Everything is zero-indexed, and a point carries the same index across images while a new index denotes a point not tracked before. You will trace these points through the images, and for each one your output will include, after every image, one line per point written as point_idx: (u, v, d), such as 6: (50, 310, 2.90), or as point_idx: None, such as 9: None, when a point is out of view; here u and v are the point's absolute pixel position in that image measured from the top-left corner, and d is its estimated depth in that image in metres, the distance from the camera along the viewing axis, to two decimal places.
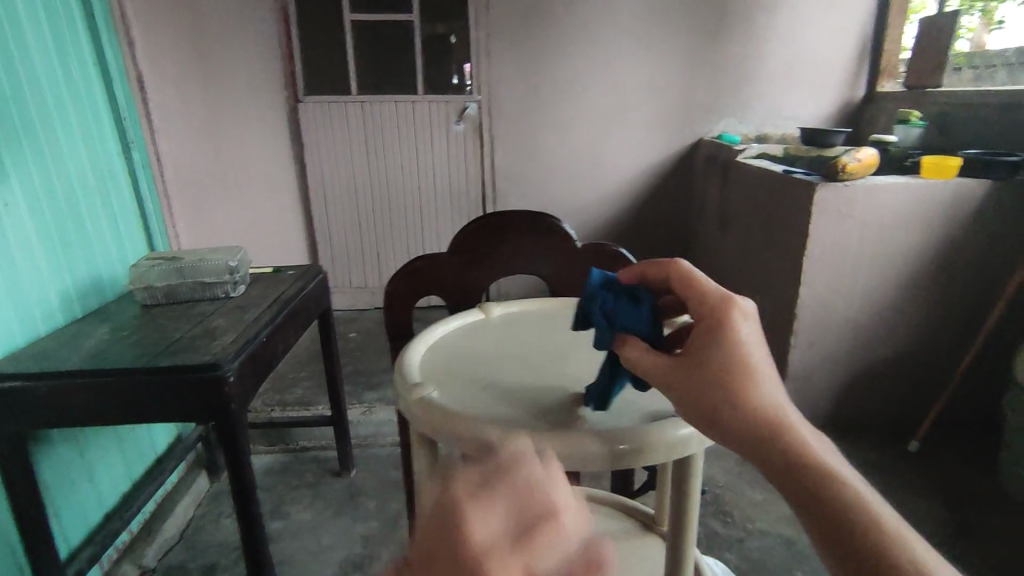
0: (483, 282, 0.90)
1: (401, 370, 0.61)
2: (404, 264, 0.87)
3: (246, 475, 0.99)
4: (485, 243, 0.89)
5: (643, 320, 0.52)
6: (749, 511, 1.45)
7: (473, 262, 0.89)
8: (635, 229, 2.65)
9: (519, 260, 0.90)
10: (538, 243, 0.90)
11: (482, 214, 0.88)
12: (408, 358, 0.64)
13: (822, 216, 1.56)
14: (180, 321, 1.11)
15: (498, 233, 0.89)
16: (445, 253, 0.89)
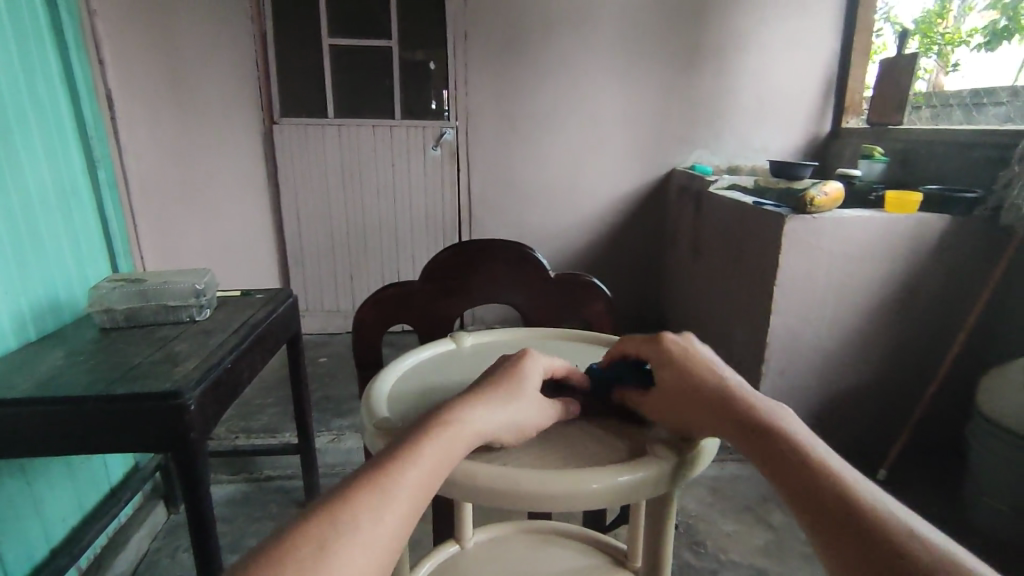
0: (455, 312, 0.89)
1: (371, 403, 0.57)
2: (375, 290, 0.86)
3: (204, 508, 0.94)
4: (458, 272, 0.88)
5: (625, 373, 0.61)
6: (722, 542, 1.45)
7: (447, 291, 0.88)
8: (610, 255, 2.67)
9: (493, 289, 0.89)
10: (512, 273, 0.89)
11: (456, 243, 0.88)
12: (377, 390, 0.60)
13: (791, 247, 1.59)
14: (140, 345, 1.07)
15: (473, 262, 0.88)
16: (417, 280, 0.88)
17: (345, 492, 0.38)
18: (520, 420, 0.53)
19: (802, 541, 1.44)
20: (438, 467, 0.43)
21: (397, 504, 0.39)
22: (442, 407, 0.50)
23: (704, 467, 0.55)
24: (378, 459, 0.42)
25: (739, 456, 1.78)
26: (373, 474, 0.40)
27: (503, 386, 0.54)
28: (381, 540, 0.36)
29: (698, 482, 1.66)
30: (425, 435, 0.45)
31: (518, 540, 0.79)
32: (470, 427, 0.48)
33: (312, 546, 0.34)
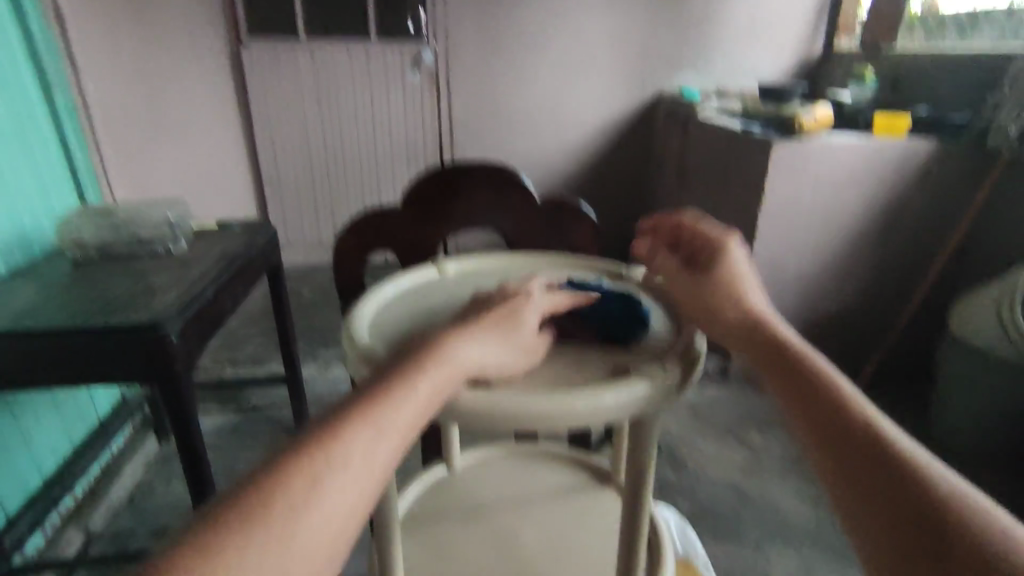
0: (438, 239, 0.88)
1: (350, 324, 0.57)
2: (353, 217, 0.84)
3: (194, 438, 0.95)
4: (439, 197, 0.86)
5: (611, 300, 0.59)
6: (701, 459, 1.51)
7: (428, 218, 0.87)
8: (595, 184, 2.63)
9: (475, 215, 0.88)
10: (497, 200, 0.87)
11: (436, 167, 0.85)
12: (357, 312, 0.59)
13: (778, 173, 1.58)
14: (115, 278, 1.04)
15: (456, 189, 0.86)
16: (397, 207, 0.86)
17: (335, 422, 0.38)
18: (519, 350, 0.50)
19: (776, 458, 1.51)
20: (432, 400, 0.42)
21: (387, 439, 0.38)
22: (438, 332, 0.47)
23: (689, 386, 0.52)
24: (372, 387, 0.41)
25: (719, 380, 1.83)
26: (363, 405, 0.39)
27: (500, 317, 0.50)
28: (371, 476, 0.36)
29: (679, 405, 1.71)
30: (419, 364, 0.43)
31: (504, 463, 0.80)
32: (465, 357, 0.45)
33: (301, 479, 0.34)
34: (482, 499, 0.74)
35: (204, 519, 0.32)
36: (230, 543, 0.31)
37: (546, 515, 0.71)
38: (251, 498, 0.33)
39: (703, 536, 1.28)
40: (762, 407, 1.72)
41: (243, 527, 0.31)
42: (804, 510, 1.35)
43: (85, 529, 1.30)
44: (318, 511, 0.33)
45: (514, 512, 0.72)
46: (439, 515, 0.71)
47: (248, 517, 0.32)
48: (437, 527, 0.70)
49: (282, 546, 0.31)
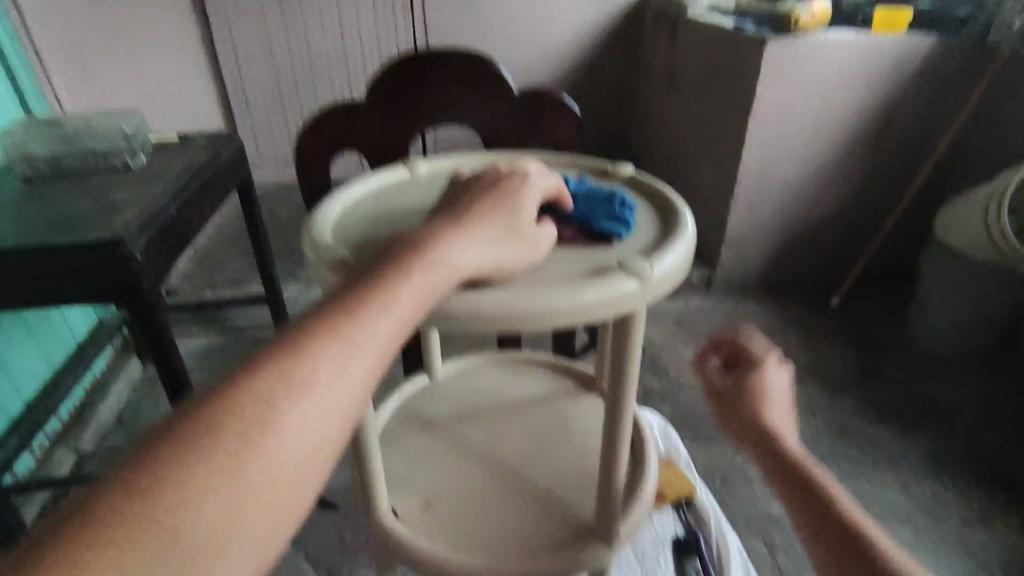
0: (407, 137, 0.83)
1: (314, 224, 0.53)
2: (313, 114, 0.79)
3: (172, 357, 0.93)
4: (407, 90, 0.81)
5: (586, 207, 0.55)
6: (684, 366, 1.54)
7: (395, 113, 0.82)
8: (579, 91, 2.51)
9: (445, 109, 0.83)
10: (469, 90, 0.82)
11: (401, 56, 0.80)
12: (321, 214, 0.55)
13: (770, 73, 1.51)
14: (71, 194, 0.98)
15: (423, 79, 0.81)
16: (361, 102, 0.81)
17: (299, 333, 0.33)
18: (511, 252, 0.45)
19: None
20: (414, 311, 0.37)
21: (361, 353, 0.33)
22: (420, 233, 0.41)
23: (673, 285, 0.50)
24: (344, 295, 0.36)
25: (704, 291, 1.84)
26: (333, 316, 0.34)
27: (491, 208, 0.45)
28: (342, 395, 0.32)
29: (663, 315, 1.72)
30: (398, 270, 0.38)
31: (488, 371, 0.80)
32: (449, 261, 0.40)
33: (259, 398, 0.29)
34: (465, 406, 0.74)
35: (145, 445, 0.28)
36: (174, 470, 0.26)
37: (530, 420, 0.71)
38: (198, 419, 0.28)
39: (685, 439, 1.32)
40: (745, 315, 1.74)
41: (188, 453, 0.27)
42: None
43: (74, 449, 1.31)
44: (279, 434, 0.29)
45: (497, 418, 0.72)
46: (421, 423, 0.71)
47: (194, 440, 0.27)
48: (420, 435, 0.69)
49: (235, 474, 0.27)
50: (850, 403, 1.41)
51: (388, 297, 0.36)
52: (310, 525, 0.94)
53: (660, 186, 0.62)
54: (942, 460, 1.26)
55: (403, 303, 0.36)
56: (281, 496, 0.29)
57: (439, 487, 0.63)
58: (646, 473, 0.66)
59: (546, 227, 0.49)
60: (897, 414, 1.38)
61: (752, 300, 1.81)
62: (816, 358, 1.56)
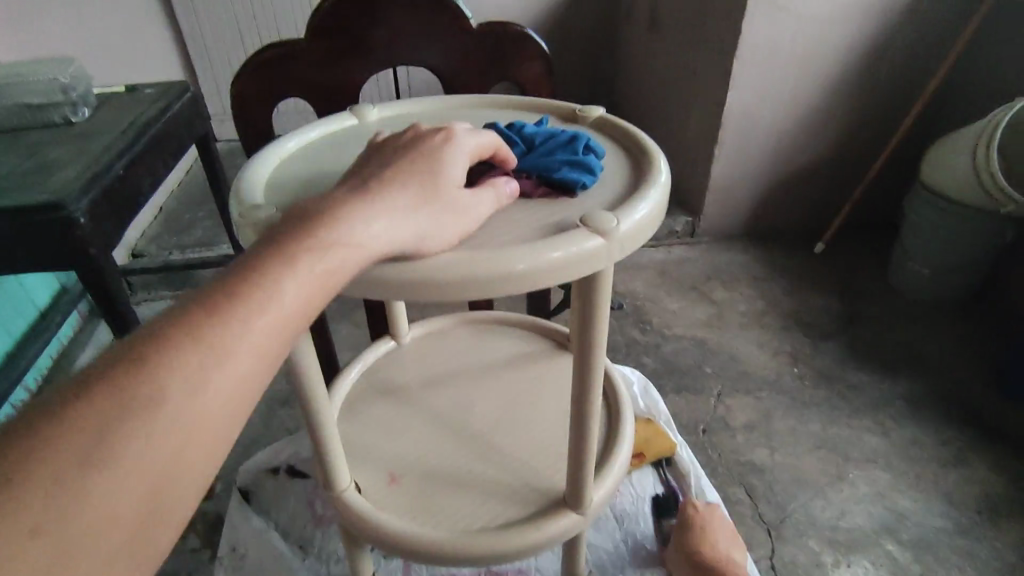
0: (357, 79, 0.77)
1: (241, 186, 0.48)
2: (252, 55, 0.72)
3: (129, 325, 0.88)
4: (354, 26, 0.74)
5: (545, 158, 0.50)
6: (667, 318, 1.52)
7: (343, 52, 0.75)
8: (559, 32, 2.40)
9: (397, 46, 0.77)
10: (423, 23, 0.76)
11: None
12: (251, 170, 0.50)
13: (757, 8, 1.42)
14: (4, 154, 0.90)
15: (372, 12, 0.74)
16: (304, 40, 0.73)
17: (152, 341, 0.28)
18: (438, 224, 0.39)
19: (740, 313, 1.52)
20: (302, 306, 0.33)
21: (229, 363, 0.29)
22: (318, 209, 0.36)
23: (645, 239, 0.46)
24: (212, 288, 0.31)
25: (688, 240, 1.80)
26: (195, 317, 0.30)
27: (410, 176, 0.40)
28: (203, 417, 0.29)
29: (646, 267, 1.69)
30: (282, 258, 0.33)
31: (457, 333, 0.76)
32: (348, 240, 0.35)
33: (99, 423, 0.26)
34: (434, 371, 0.71)
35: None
36: None
37: (501, 384, 0.69)
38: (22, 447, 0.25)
39: (667, 391, 1.31)
40: (728, 264, 1.71)
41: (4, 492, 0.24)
42: (765, 361, 1.38)
43: None
44: (121, 467, 0.26)
45: (468, 383, 0.69)
46: (388, 390, 0.68)
47: (11, 478, 0.24)
48: (386, 403, 0.66)
49: (67, 517, 0.24)
50: (831, 350, 1.41)
51: (276, 287, 0.32)
52: (286, 490, 0.93)
53: (631, 129, 0.57)
54: (920, 403, 1.27)
55: (294, 293, 0.32)
56: (128, 532, 0.26)
57: (405, 458, 0.61)
58: (620, 437, 0.63)
59: (488, 195, 0.44)
60: (878, 359, 1.38)
61: (736, 248, 1.78)
62: (799, 306, 1.55)
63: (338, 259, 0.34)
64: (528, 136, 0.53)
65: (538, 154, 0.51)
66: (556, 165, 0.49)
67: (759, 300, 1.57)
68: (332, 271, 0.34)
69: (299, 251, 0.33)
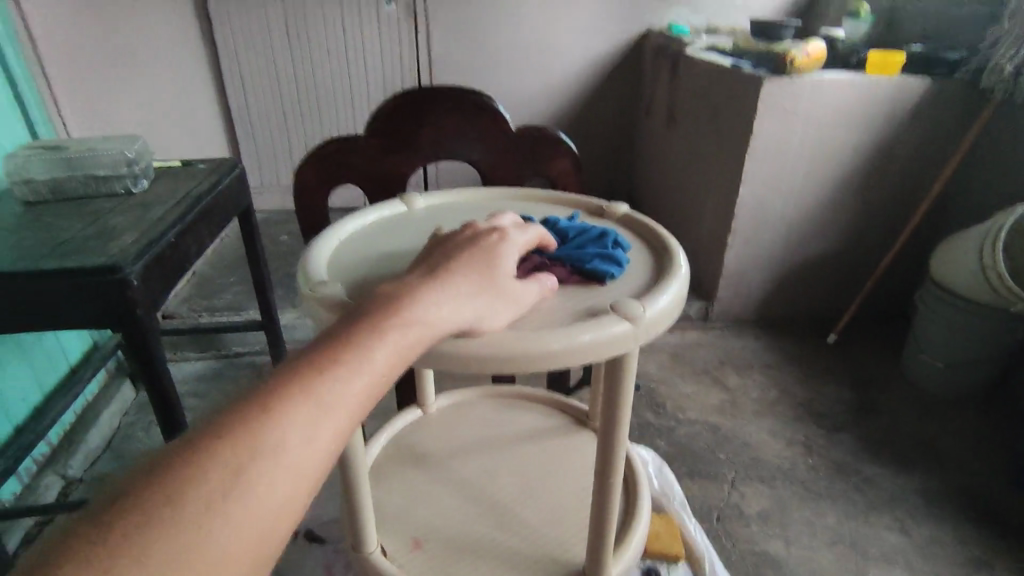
0: (405, 171, 0.85)
1: (306, 264, 0.53)
2: (314, 148, 0.80)
3: (164, 385, 0.92)
4: (407, 125, 0.83)
5: (576, 251, 0.55)
6: (680, 402, 1.53)
7: (394, 147, 0.83)
8: (580, 125, 2.55)
9: (445, 144, 0.84)
10: (467, 125, 0.84)
11: (402, 91, 0.81)
12: (315, 250, 0.56)
13: (768, 111, 1.53)
14: (70, 219, 0.98)
15: (422, 113, 0.82)
16: (361, 136, 0.82)
17: (266, 395, 0.31)
18: (492, 309, 0.44)
19: (754, 399, 1.53)
20: (389, 373, 0.35)
21: (332, 419, 0.32)
22: (399, 289, 0.40)
23: (668, 324, 0.50)
24: (314, 352, 0.34)
25: (701, 324, 1.83)
26: (301, 376, 0.32)
27: (470, 262, 0.44)
28: (307, 465, 0.30)
29: (660, 350, 1.71)
30: (373, 329, 0.36)
31: (480, 406, 0.79)
32: (423, 317, 0.38)
33: (224, 467, 0.28)
34: (457, 441, 0.73)
35: (93, 512, 0.26)
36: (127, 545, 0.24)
37: (522, 456, 0.71)
38: (158, 484, 0.27)
39: (680, 475, 1.30)
40: (741, 350, 1.73)
41: (146, 525, 0.25)
42: (779, 449, 1.38)
43: (61, 475, 1.29)
44: (238, 510, 0.27)
45: (489, 453, 0.71)
46: (413, 459, 0.70)
47: (150, 515, 0.25)
48: (411, 472, 0.69)
49: (192, 556, 0.26)
50: (846, 441, 1.40)
51: (368, 355, 0.34)
52: (298, 557, 0.93)
53: (653, 227, 0.63)
54: (939, 500, 1.25)
55: (381, 362, 0.35)
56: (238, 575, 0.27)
57: (430, 526, 0.62)
58: (637, 518, 0.65)
59: (534, 284, 0.48)
60: (894, 452, 1.37)
61: (749, 334, 1.81)
62: (813, 396, 1.55)
63: (415, 335, 0.37)
64: (560, 232, 0.58)
65: (569, 247, 0.56)
66: (586, 258, 0.55)
67: (772, 387, 1.58)
68: (411, 345, 0.37)
69: (385, 326, 0.36)
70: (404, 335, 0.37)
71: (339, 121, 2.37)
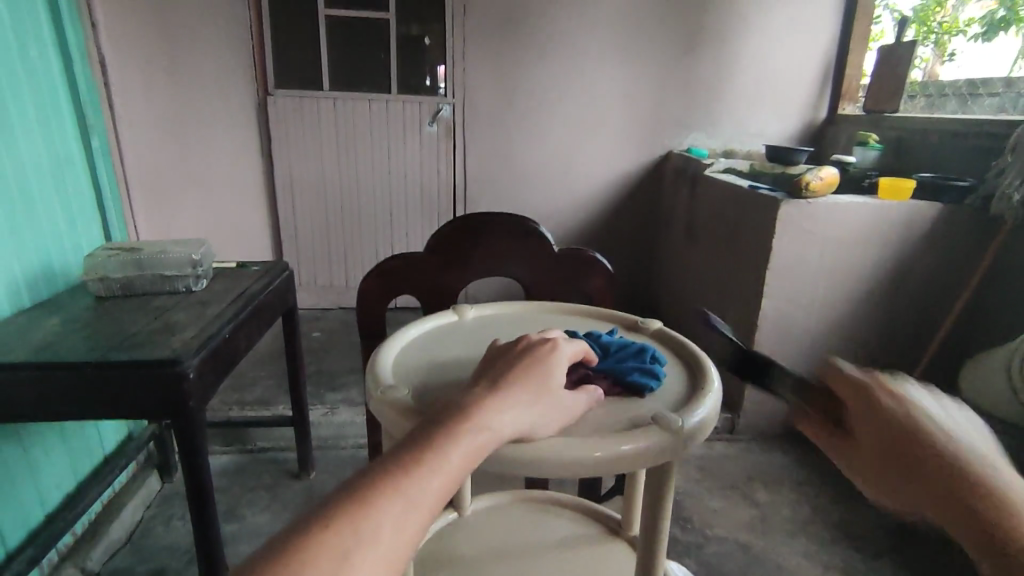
0: (457, 285, 0.92)
1: (374, 371, 0.60)
2: (378, 263, 0.89)
3: (202, 477, 0.95)
4: (461, 245, 0.91)
5: (621, 364, 0.61)
6: (708, 517, 1.48)
7: (448, 264, 0.92)
8: (603, 236, 2.68)
9: (494, 264, 0.92)
10: (516, 246, 0.92)
11: (460, 216, 0.91)
12: (381, 357, 0.63)
13: (786, 231, 1.61)
14: (136, 315, 1.06)
15: (475, 236, 0.91)
16: (420, 253, 0.91)
17: (363, 490, 0.35)
18: (545, 416, 0.48)
19: (785, 518, 1.48)
20: (464, 473, 0.39)
21: (418, 513, 0.35)
22: (467, 396, 0.44)
23: (706, 435, 0.55)
24: (399, 453, 0.38)
25: (727, 436, 1.81)
26: (391, 475, 0.36)
27: (528, 370, 0.48)
28: (397, 554, 0.33)
29: (687, 462, 1.69)
30: (450, 433, 0.40)
31: (515, 511, 0.80)
32: (490, 423, 0.42)
33: (332, 553, 0.31)
34: (491, 545, 0.74)
35: None
36: None
37: (557, 563, 0.71)
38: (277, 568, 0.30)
39: None
40: (770, 465, 1.70)
41: None
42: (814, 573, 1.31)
43: (80, 568, 1.28)
44: None
45: (524, 558, 0.72)
46: (449, 560, 0.71)
47: None
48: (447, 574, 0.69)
49: None
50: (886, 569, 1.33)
51: (446, 457, 0.38)
52: None
53: (685, 342, 0.68)
54: None
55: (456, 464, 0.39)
56: None
57: None
58: None
59: (583, 395, 0.52)
60: None
61: (777, 449, 1.77)
62: (847, 517, 1.49)
63: (485, 440, 0.41)
64: (600, 343, 0.64)
65: (614, 360, 0.61)
66: (629, 371, 0.60)
67: (804, 506, 1.53)
68: (482, 448, 0.41)
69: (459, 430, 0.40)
70: (475, 438, 0.41)
71: (378, 226, 2.53)
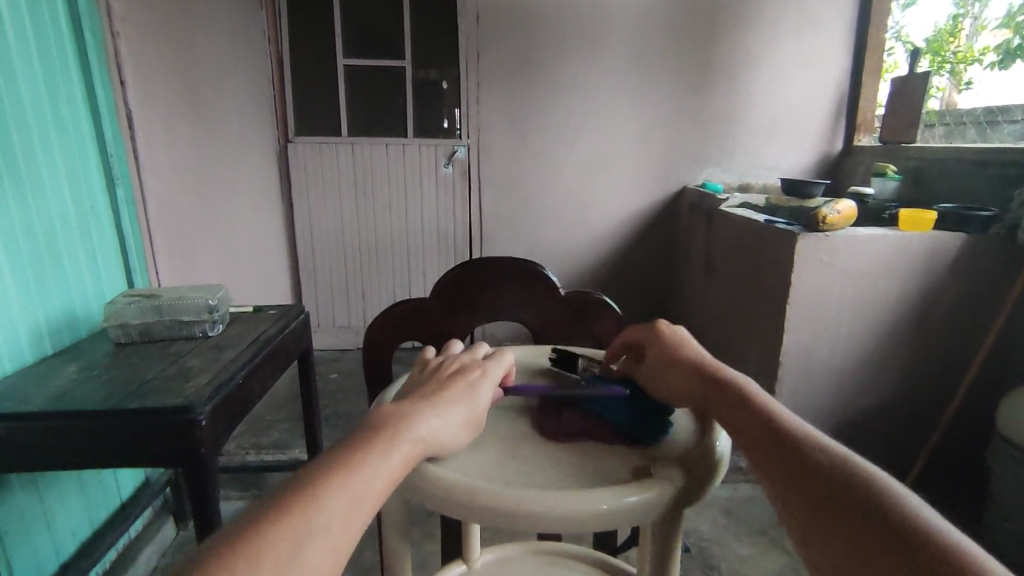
0: (464, 330, 0.91)
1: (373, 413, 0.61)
2: (384, 308, 0.88)
3: (212, 524, 0.93)
4: (468, 290, 0.91)
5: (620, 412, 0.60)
6: (737, 565, 1.42)
7: (455, 308, 0.91)
8: (621, 272, 2.67)
9: (501, 307, 0.92)
10: (522, 290, 0.92)
11: (465, 260, 0.91)
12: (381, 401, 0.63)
13: (805, 265, 1.58)
14: (150, 361, 1.07)
15: (481, 280, 0.92)
16: (426, 298, 0.90)
17: (313, 485, 0.37)
18: (472, 431, 0.52)
19: None
20: (399, 473, 0.42)
21: (361, 507, 0.38)
22: (404, 409, 0.48)
23: (713, 484, 0.54)
24: (341, 453, 0.41)
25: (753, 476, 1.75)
26: (339, 472, 0.39)
27: (459, 391, 0.53)
28: (342, 540, 0.36)
29: (712, 506, 1.62)
30: (390, 438, 0.43)
31: (527, 563, 0.78)
32: (423, 432, 0.46)
33: (281, 542, 0.33)
34: None
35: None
36: None
37: None
38: None
39: None
40: None
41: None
42: None
43: None
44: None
45: None
46: None
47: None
48: None
49: None
50: None
51: (386, 458, 0.42)
52: None
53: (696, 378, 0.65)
54: None
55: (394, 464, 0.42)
56: None
57: None
58: None
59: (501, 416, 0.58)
60: None
61: None
62: None
63: (418, 448, 0.45)
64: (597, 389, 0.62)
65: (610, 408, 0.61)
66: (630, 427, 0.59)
67: None
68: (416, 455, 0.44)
69: (397, 436, 0.44)
70: (410, 444, 0.44)
71: (396, 266, 2.56)
